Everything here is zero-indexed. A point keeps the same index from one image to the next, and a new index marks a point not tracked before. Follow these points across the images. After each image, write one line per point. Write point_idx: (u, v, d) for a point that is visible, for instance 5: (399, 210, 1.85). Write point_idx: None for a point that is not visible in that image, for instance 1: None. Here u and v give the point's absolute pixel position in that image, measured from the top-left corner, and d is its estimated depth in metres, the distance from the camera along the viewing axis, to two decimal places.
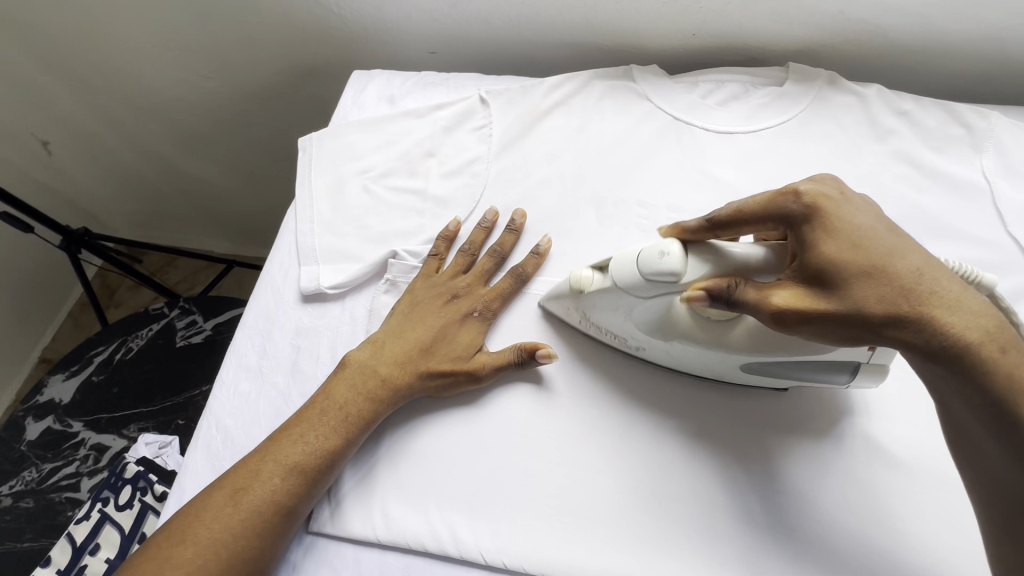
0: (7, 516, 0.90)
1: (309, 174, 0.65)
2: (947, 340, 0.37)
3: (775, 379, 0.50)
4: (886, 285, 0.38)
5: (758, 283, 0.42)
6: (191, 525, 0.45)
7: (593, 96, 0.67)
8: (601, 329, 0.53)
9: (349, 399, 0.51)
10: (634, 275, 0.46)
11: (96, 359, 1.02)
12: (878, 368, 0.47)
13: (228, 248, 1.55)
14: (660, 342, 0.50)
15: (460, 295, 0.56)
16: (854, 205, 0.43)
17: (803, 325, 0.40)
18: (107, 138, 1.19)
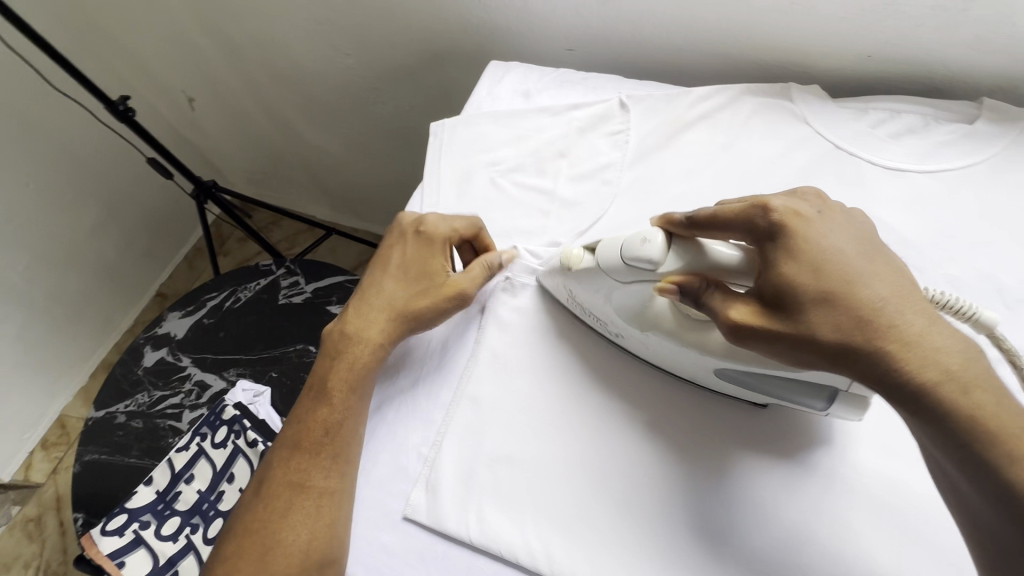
0: (121, 432, 1.01)
1: (439, 159, 0.65)
2: (904, 376, 0.37)
3: (751, 393, 0.49)
4: (844, 314, 0.39)
5: (725, 293, 0.44)
6: (241, 523, 0.48)
7: (744, 112, 0.62)
8: (584, 310, 0.54)
9: (342, 372, 0.52)
10: (617, 258, 0.49)
11: (208, 303, 1.11)
12: (857, 400, 0.45)
13: (329, 215, 1.63)
14: (637, 332, 0.51)
15: (424, 239, 0.57)
16: (831, 225, 0.43)
17: (756, 343, 0.42)
18: (245, 101, 1.27)
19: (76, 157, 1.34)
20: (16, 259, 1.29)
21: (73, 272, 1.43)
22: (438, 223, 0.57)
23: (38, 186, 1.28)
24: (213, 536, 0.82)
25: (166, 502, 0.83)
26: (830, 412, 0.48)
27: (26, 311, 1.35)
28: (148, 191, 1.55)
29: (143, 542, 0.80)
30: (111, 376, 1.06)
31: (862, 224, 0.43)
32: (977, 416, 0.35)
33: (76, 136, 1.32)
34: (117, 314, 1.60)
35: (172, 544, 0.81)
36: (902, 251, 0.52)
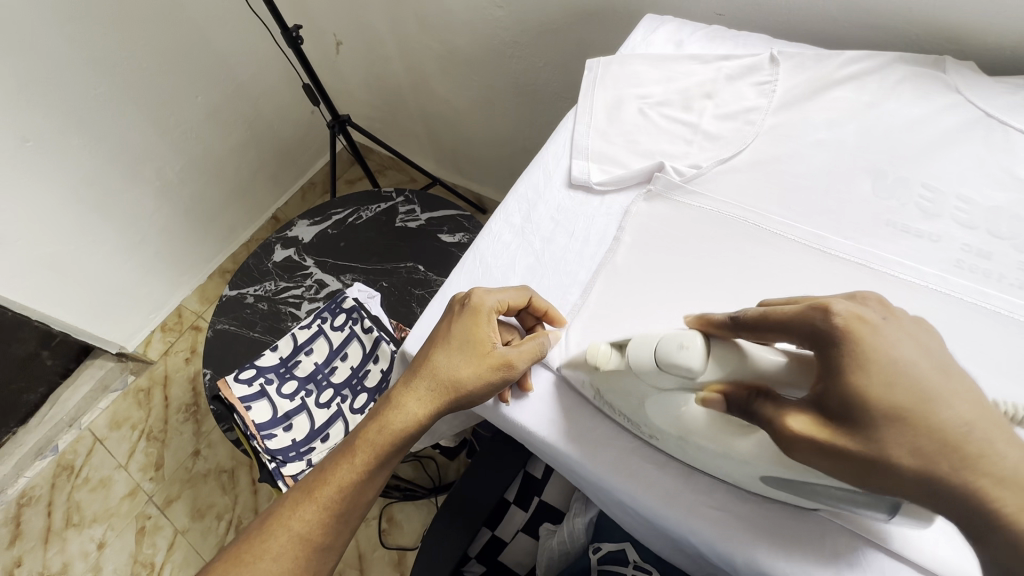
0: (248, 310, 1.15)
1: (593, 90, 0.71)
2: (988, 513, 0.32)
3: (793, 494, 0.44)
4: (919, 436, 0.34)
5: (780, 400, 0.39)
6: (245, 551, 0.53)
7: (893, 78, 0.64)
8: (615, 411, 0.50)
9: (369, 439, 0.53)
10: (649, 358, 0.43)
11: (334, 216, 1.23)
12: (920, 513, 0.40)
13: (434, 168, 1.76)
14: (674, 435, 0.46)
15: (470, 309, 0.53)
16: (899, 331, 0.37)
17: (817, 458, 0.37)
18: (388, 47, 1.40)
19: (237, 80, 1.53)
20: (176, 159, 1.48)
21: (214, 181, 1.62)
22: (485, 296, 0.54)
23: (205, 99, 1.47)
24: (324, 402, 0.93)
25: (287, 366, 0.94)
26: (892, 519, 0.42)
27: (175, 206, 1.55)
28: (283, 122, 1.73)
29: (266, 395, 0.91)
30: (246, 264, 1.20)
31: (930, 331, 0.38)
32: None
33: (239, 62, 1.51)
34: (239, 228, 1.79)
35: (288, 402, 0.92)
36: None
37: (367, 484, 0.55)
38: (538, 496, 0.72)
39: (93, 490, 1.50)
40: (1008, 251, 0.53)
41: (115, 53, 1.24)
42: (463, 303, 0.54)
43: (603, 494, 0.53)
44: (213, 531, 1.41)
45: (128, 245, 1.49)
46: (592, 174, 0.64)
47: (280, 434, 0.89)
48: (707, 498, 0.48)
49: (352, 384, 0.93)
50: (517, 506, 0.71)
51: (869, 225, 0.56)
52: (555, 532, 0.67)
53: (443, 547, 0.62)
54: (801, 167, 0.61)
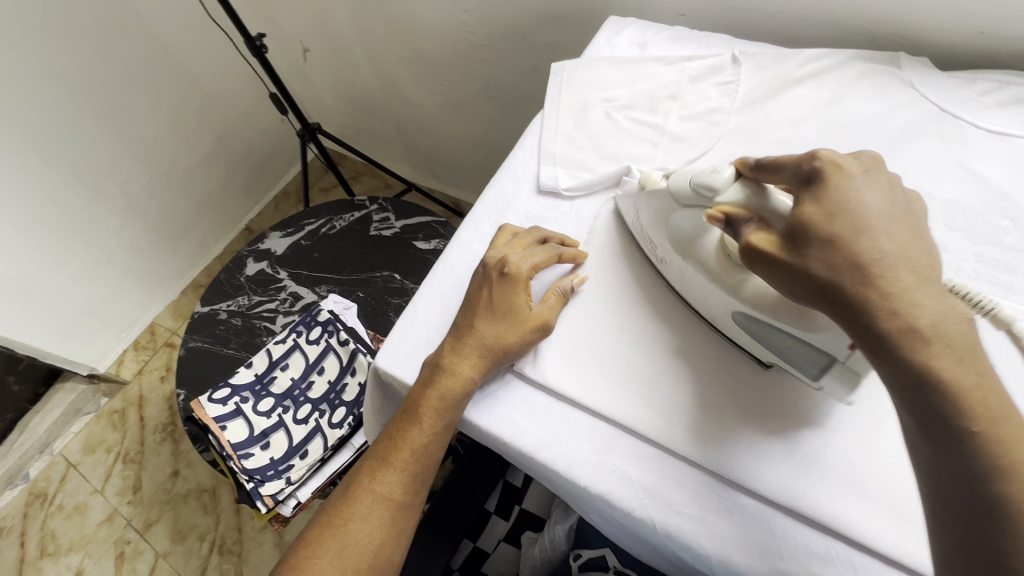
0: (221, 326, 1.12)
1: (559, 94, 0.71)
2: (866, 315, 0.36)
3: (755, 342, 0.49)
4: (845, 254, 0.38)
5: (768, 223, 0.43)
6: (335, 532, 0.52)
7: (851, 75, 0.65)
8: (643, 236, 0.56)
9: (433, 403, 0.52)
10: (685, 182, 0.49)
11: (307, 227, 1.21)
12: (851, 378, 0.44)
13: (409, 173, 1.75)
14: (676, 257, 0.52)
15: (507, 277, 0.54)
16: (871, 184, 0.41)
17: (762, 266, 0.41)
18: (356, 53, 1.39)
19: (202, 91, 1.49)
20: (141, 173, 1.44)
21: (182, 193, 1.57)
22: (523, 260, 0.54)
23: (168, 111, 1.43)
24: (302, 418, 0.90)
25: (263, 383, 0.92)
26: (822, 386, 0.47)
27: (141, 222, 1.51)
28: (253, 130, 1.69)
29: (242, 414, 0.89)
30: (217, 279, 1.18)
31: (904, 199, 0.41)
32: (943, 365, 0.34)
33: (203, 70, 1.47)
34: (212, 240, 1.74)
35: (265, 420, 0.90)
36: (999, 202, 0.55)
37: (440, 442, 0.53)
38: (519, 504, 0.72)
39: (68, 518, 1.45)
40: (965, 242, 0.54)
41: (71, 68, 1.20)
42: (501, 270, 0.54)
43: (585, 502, 0.53)
44: (196, 552, 1.38)
45: (93, 264, 1.44)
46: (560, 179, 0.64)
47: (257, 452, 0.87)
48: (682, 500, 0.48)
49: (330, 398, 0.92)
50: (498, 517, 0.71)
51: None
52: (537, 541, 0.67)
53: (421, 566, 0.61)
54: None
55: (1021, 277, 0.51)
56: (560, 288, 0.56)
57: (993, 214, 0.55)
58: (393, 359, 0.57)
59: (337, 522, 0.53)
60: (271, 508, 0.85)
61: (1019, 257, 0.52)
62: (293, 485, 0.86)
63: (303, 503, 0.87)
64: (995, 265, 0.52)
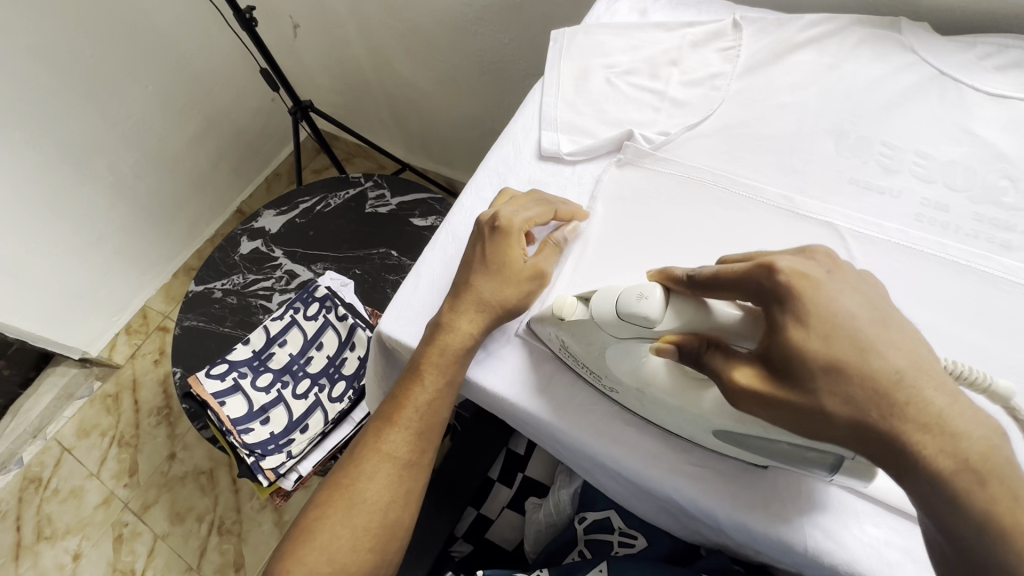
0: (217, 305, 1.11)
1: (559, 61, 0.70)
2: (909, 454, 0.33)
3: (749, 453, 0.45)
4: (856, 387, 0.35)
5: (729, 351, 0.40)
6: (343, 494, 0.53)
7: (851, 39, 0.65)
8: (577, 362, 0.51)
9: (434, 361, 0.52)
10: (611, 312, 0.45)
11: (301, 205, 1.19)
12: (864, 470, 0.41)
13: (403, 154, 1.72)
14: (633, 388, 0.48)
15: (500, 231, 0.53)
16: (842, 286, 0.37)
17: (759, 409, 0.38)
18: (348, 28, 1.36)
19: (190, 68, 1.46)
20: (130, 153, 1.41)
21: (172, 173, 1.55)
22: (515, 213, 0.53)
23: (156, 89, 1.40)
24: (301, 393, 0.90)
25: (261, 359, 0.92)
26: (835, 478, 0.44)
27: (131, 202, 1.48)
28: (243, 110, 1.66)
29: (241, 390, 0.89)
30: (211, 257, 1.16)
31: (872, 287, 0.38)
32: (994, 507, 0.32)
33: (192, 47, 1.44)
34: (203, 222, 1.72)
35: (264, 395, 0.89)
36: (998, 163, 0.55)
37: (444, 400, 0.53)
38: (523, 471, 0.72)
39: (64, 501, 1.45)
40: (964, 203, 0.54)
41: (56, 42, 1.16)
42: (493, 225, 0.53)
43: (585, 459, 0.54)
44: (195, 533, 1.38)
45: (83, 246, 1.42)
46: (562, 144, 0.64)
47: (257, 427, 0.87)
48: (679, 450, 0.49)
49: (329, 373, 0.91)
50: (501, 484, 0.71)
51: (833, 183, 0.57)
52: (541, 506, 0.67)
53: (428, 531, 0.61)
54: (766, 130, 0.61)
55: (1019, 235, 0.52)
56: (553, 240, 0.56)
57: (992, 174, 0.55)
58: (397, 324, 0.56)
59: (345, 483, 0.53)
60: (273, 481, 0.85)
61: (1017, 216, 0.53)
62: (294, 458, 0.86)
63: (304, 476, 0.87)
64: (993, 225, 0.53)
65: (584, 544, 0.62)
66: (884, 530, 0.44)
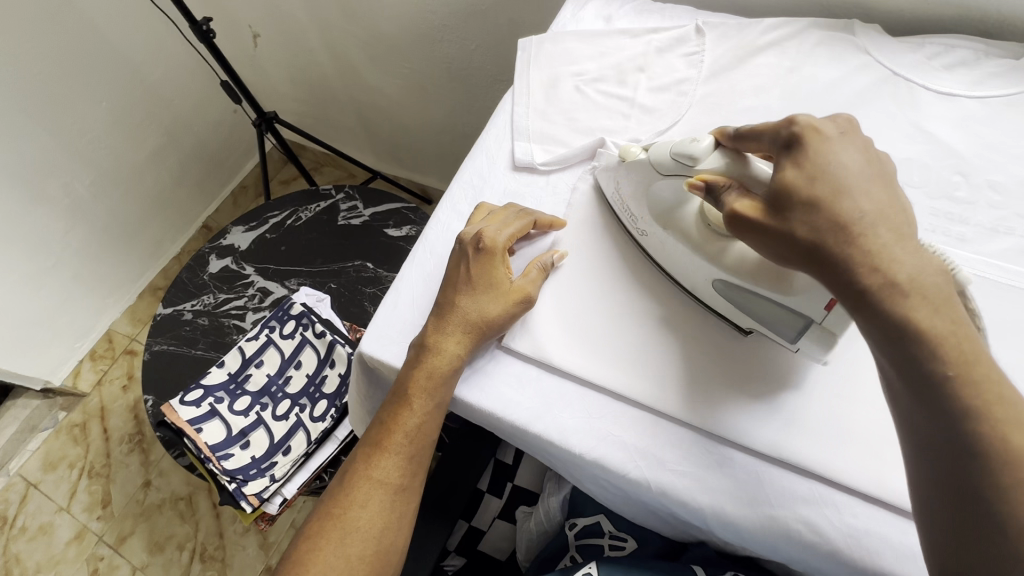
0: (187, 327, 1.08)
1: (527, 70, 0.70)
2: (854, 274, 0.37)
3: (735, 311, 0.51)
4: (824, 215, 0.38)
5: (743, 193, 0.44)
6: (333, 524, 0.52)
7: (809, 42, 0.67)
8: (624, 209, 0.57)
9: (421, 384, 0.51)
10: (666, 153, 0.51)
11: (271, 220, 1.17)
12: (828, 339, 0.47)
13: (373, 162, 1.69)
14: (659, 227, 0.54)
15: (483, 250, 0.53)
16: (848, 144, 0.41)
17: (748, 234, 0.42)
18: (311, 37, 1.34)
19: (146, 82, 1.41)
20: (85, 172, 1.36)
21: (131, 191, 1.49)
22: (497, 232, 0.54)
23: (111, 105, 1.35)
24: (282, 414, 0.88)
25: (237, 382, 0.89)
26: (798, 348, 0.49)
27: (89, 223, 1.42)
28: (204, 123, 1.61)
29: (218, 415, 0.87)
30: (179, 278, 1.13)
31: (879, 158, 0.42)
32: (920, 323, 0.35)
33: (147, 60, 1.39)
34: (167, 240, 1.66)
35: (243, 419, 0.87)
36: (951, 160, 0.58)
37: (433, 422, 0.53)
38: (511, 481, 0.72)
39: (33, 539, 1.38)
40: (921, 198, 0.57)
41: None
42: (476, 246, 0.54)
43: (575, 468, 0.54)
44: (176, 562, 1.34)
45: (39, 271, 1.35)
46: (536, 153, 0.64)
47: (237, 452, 0.85)
48: (671, 455, 0.49)
49: (310, 392, 0.89)
50: (491, 496, 0.71)
51: None
52: (532, 515, 0.67)
53: (420, 548, 0.61)
54: None
55: (972, 228, 0.55)
56: (543, 261, 0.56)
57: (946, 170, 0.58)
58: (378, 344, 0.56)
59: (335, 513, 0.52)
60: (257, 507, 0.83)
61: (969, 210, 0.56)
62: (278, 482, 0.84)
63: (289, 499, 0.85)
64: (949, 218, 0.56)
65: (575, 549, 0.63)
66: (864, 520, 0.46)
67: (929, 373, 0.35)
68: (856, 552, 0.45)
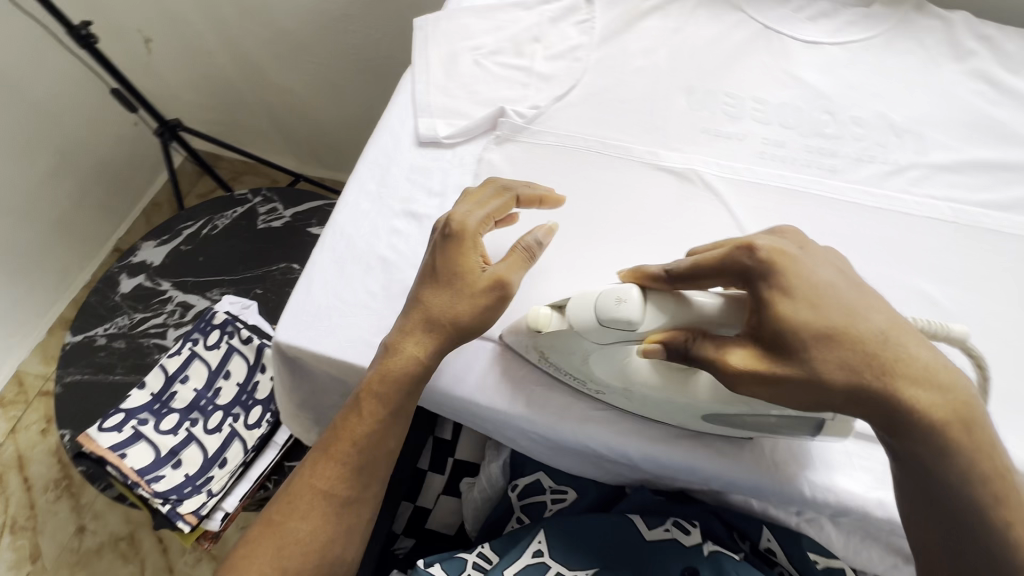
0: (102, 352, 1.01)
1: (425, 48, 0.70)
2: (908, 408, 0.39)
3: (735, 429, 0.48)
4: (848, 352, 0.39)
5: (716, 338, 0.42)
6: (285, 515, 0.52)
7: (689, 4, 0.71)
8: (559, 370, 0.51)
9: (380, 388, 0.50)
10: (591, 320, 0.45)
11: (185, 231, 1.11)
12: (843, 429, 0.46)
13: (295, 167, 1.61)
14: (620, 388, 0.49)
15: (452, 236, 0.50)
16: (814, 258, 0.43)
17: (757, 386, 0.41)
18: (208, 39, 1.27)
19: (26, 99, 1.29)
20: None
21: (25, 219, 1.37)
22: (468, 215, 0.51)
23: None
24: (214, 427, 0.84)
25: (162, 401, 0.85)
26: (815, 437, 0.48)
27: None
28: (103, 139, 1.50)
29: (143, 437, 0.82)
30: (87, 302, 1.05)
31: (838, 259, 0.44)
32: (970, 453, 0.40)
33: (23, 75, 1.27)
34: (75, 268, 1.54)
35: (172, 438, 0.83)
36: (819, 102, 0.63)
37: (392, 429, 0.52)
38: (452, 456, 0.73)
39: None
40: (796, 138, 0.62)
41: None
42: (446, 229, 0.51)
43: (506, 429, 0.55)
44: None
45: None
46: (440, 127, 0.64)
47: (168, 473, 0.80)
48: (591, 405, 0.52)
49: (242, 401, 0.86)
50: (433, 473, 0.71)
51: (690, 135, 0.63)
52: (476, 485, 0.68)
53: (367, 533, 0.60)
54: (627, 94, 0.65)
55: (841, 160, 0.60)
56: (523, 245, 0.51)
57: (815, 111, 0.63)
58: (294, 331, 0.54)
59: (286, 506, 0.52)
60: (196, 525, 0.79)
61: (838, 144, 0.61)
62: (216, 496, 0.80)
63: (232, 513, 0.82)
64: (821, 153, 0.61)
65: (521, 510, 0.64)
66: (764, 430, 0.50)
67: (972, 486, 0.40)
68: (759, 459, 0.50)
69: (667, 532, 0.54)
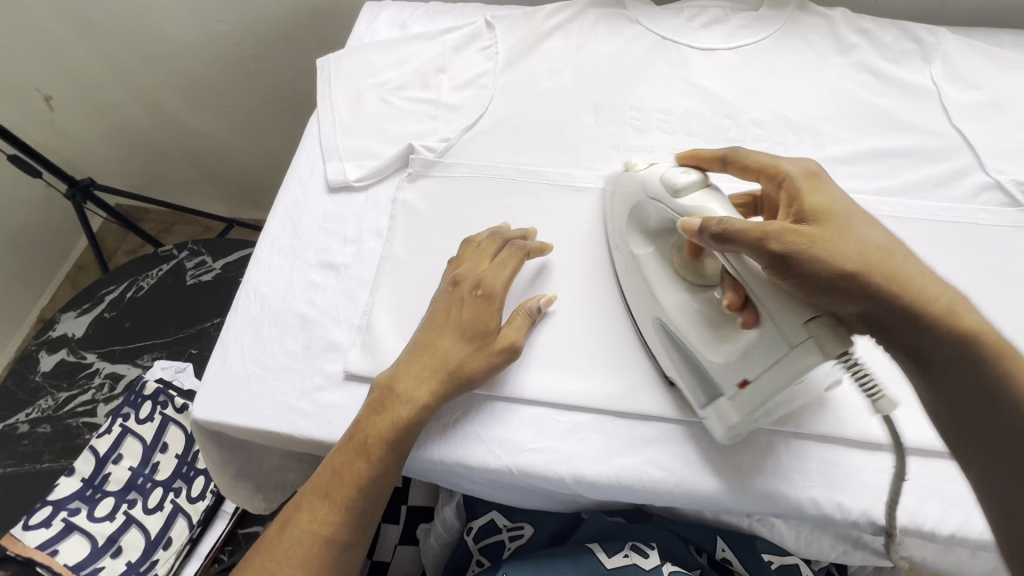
0: (25, 441, 0.93)
1: (329, 88, 0.68)
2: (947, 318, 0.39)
3: (669, 353, 0.50)
4: (878, 245, 0.41)
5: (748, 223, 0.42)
6: None
7: (589, 21, 0.71)
8: (613, 217, 0.57)
9: (376, 442, 0.46)
10: (657, 178, 0.49)
11: (107, 297, 1.04)
12: (726, 412, 0.46)
13: (226, 211, 1.55)
14: (629, 248, 0.54)
15: (483, 295, 0.51)
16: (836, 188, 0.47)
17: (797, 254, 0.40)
18: (114, 91, 1.22)
19: None
20: None
21: None
22: (493, 276, 0.52)
23: None
24: (154, 506, 0.79)
25: (94, 486, 0.79)
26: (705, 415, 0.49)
27: None
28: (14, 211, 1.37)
29: (76, 528, 0.76)
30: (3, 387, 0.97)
31: None
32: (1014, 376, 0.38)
33: None
34: None
35: (109, 524, 0.77)
36: (720, 108, 0.65)
37: (382, 486, 0.47)
38: (406, 503, 0.72)
39: None
40: (702, 144, 0.63)
41: None
42: (476, 290, 0.51)
43: (461, 478, 0.53)
44: None
45: None
46: (350, 170, 0.63)
47: (108, 563, 0.75)
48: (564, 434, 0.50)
49: (184, 472, 0.82)
50: (388, 523, 0.70)
51: (601, 152, 0.63)
52: (432, 530, 0.68)
53: None
54: (536, 118, 0.66)
55: None
56: (528, 310, 0.52)
57: (717, 117, 0.65)
58: (212, 406, 0.51)
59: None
60: None
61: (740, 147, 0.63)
62: None
63: None
64: None
65: (479, 553, 0.62)
66: (704, 446, 0.50)
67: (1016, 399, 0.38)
68: (734, 475, 0.49)
69: (627, 558, 0.53)
